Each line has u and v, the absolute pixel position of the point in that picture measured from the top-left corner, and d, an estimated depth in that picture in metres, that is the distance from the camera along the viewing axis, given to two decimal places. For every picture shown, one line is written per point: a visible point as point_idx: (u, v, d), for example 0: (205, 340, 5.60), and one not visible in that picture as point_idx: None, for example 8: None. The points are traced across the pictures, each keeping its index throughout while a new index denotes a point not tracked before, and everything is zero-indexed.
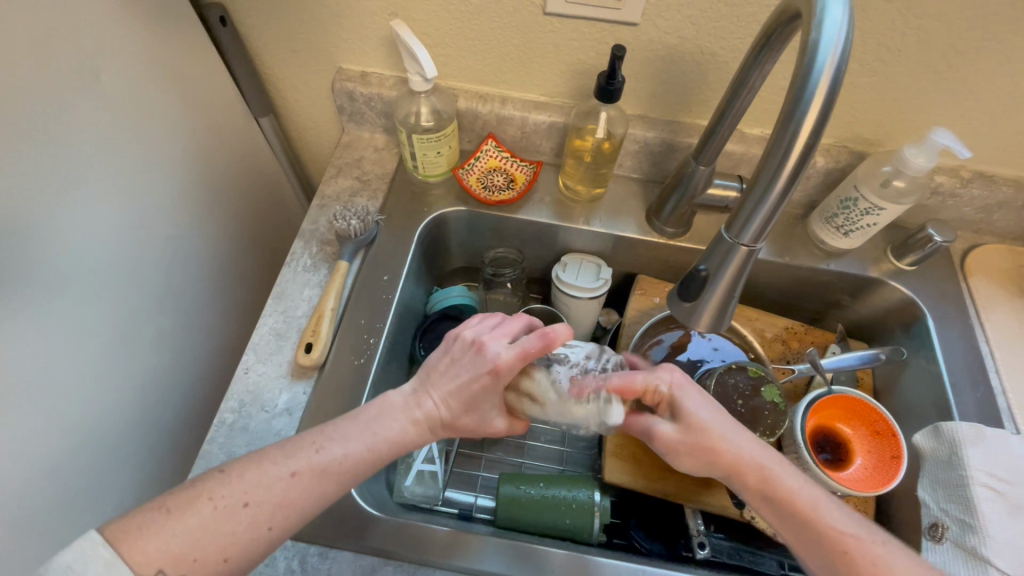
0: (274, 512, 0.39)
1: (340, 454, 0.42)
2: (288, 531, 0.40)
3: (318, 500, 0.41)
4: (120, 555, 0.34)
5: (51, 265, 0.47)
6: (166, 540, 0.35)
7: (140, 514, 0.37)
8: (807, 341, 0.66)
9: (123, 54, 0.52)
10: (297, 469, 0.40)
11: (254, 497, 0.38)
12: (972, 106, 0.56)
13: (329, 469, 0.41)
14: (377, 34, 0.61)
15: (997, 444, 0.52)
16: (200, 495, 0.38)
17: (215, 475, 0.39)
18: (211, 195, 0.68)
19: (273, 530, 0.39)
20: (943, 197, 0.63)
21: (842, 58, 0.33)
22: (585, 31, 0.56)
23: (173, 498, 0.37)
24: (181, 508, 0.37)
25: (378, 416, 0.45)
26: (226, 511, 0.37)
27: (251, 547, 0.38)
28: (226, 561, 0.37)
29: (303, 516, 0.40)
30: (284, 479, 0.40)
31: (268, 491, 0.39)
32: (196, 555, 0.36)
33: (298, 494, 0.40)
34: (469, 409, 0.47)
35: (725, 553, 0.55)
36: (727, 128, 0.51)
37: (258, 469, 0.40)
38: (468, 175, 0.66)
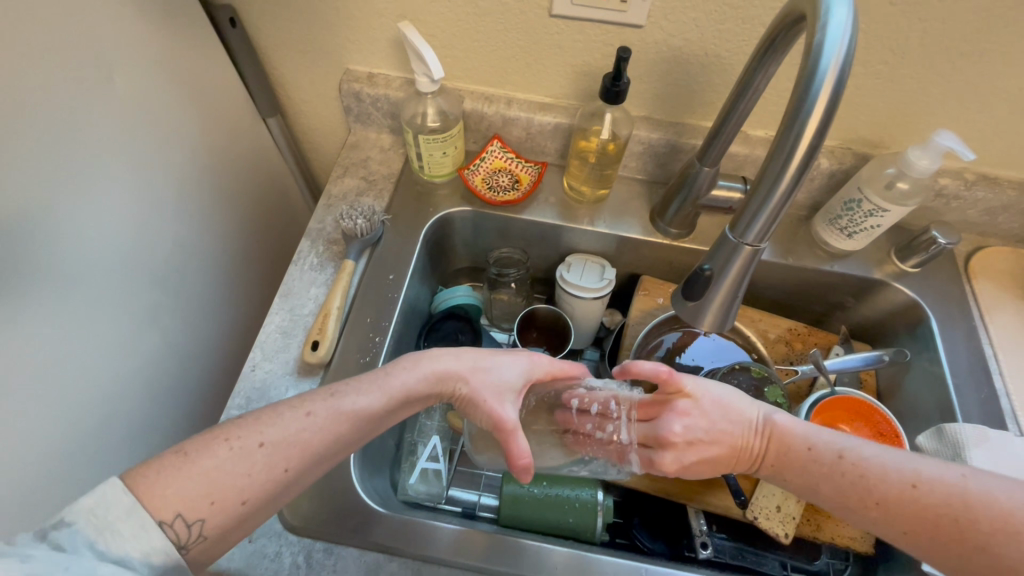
0: (289, 453, 0.39)
1: (354, 399, 0.43)
2: (303, 474, 0.40)
3: (333, 442, 0.41)
4: (142, 501, 0.34)
5: (62, 260, 0.47)
6: (183, 484, 0.36)
7: (156, 461, 0.37)
8: (811, 342, 0.66)
9: (134, 53, 0.53)
10: (313, 410, 0.41)
11: (269, 437, 0.39)
12: (976, 108, 0.56)
13: (343, 412, 0.42)
14: (384, 35, 0.62)
15: (1000, 446, 0.52)
16: (217, 438, 0.38)
17: (230, 422, 0.39)
18: (219, 193, 0.68)
19: (289, 471, 0.39)
20: (947, 199, 0.64)
21: (846, 60, 0.33)
22: (591, 32, 0.56)
23: (190, 443, 0.38)
24: (198, 451, 0.37)
25: (395, 364, 0.46)
26: (242, 452, 0.38)
27: (265, 490, 0.38)
28: (244, 503, 0.37)
29: (317, 459, 0.41)
30: (300, 419, 0.41)
31: (283, 431, 0.40)
32: (214, 496, 0.36)
33: (314, 434, 0.40)
34: (488, 369, 0.48)
35: (727, 554, 0.55)
36: (731, 130, 0.51)
37: (274, 413, 0.41)
38: (474, 175, 0.68)
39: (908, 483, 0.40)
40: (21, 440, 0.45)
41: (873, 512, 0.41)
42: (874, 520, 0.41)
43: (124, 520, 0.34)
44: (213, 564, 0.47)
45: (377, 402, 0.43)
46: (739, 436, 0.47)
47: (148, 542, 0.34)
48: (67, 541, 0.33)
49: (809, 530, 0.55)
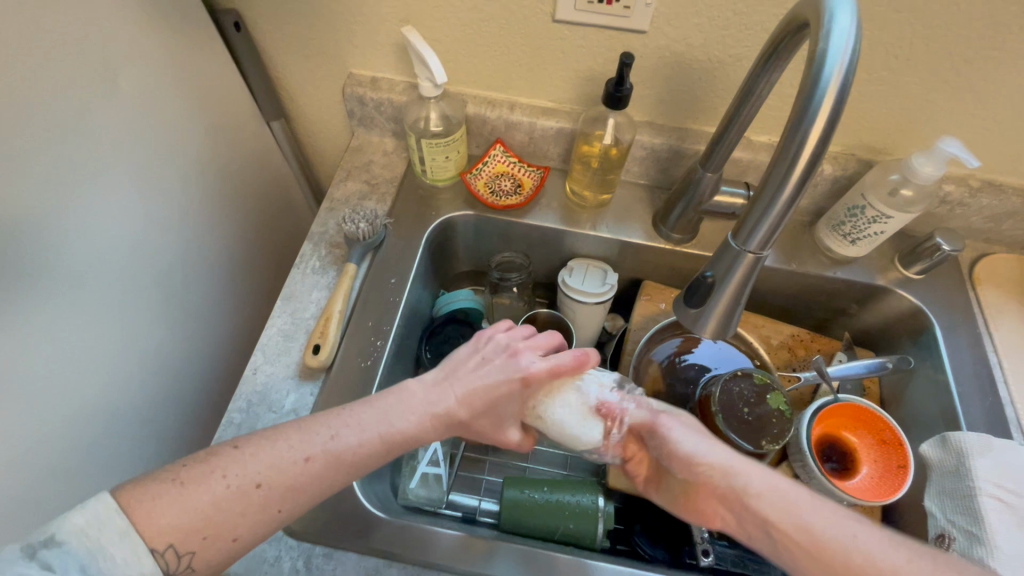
0: (285, 496, 0.39)
1: (353, 444, 0.42)
2: (297, 513, 0.40)
3: (329, 486, 0.41)
4: (135, 525, 0.34)
5: (63, 263, 0.47)
6: (177, 516, 0.35)
7: (151, 484, 0.37)
8: (813, 349, 0.66)
9: (137, 57, 0.53)
10: (311, 455, 0.40)
11: (266, 479, 0.39)
12: (980, 115, 0.56)
13: (341, 457, 0.41)
14: (388, 40, 0.62)
15: (1006, 455, 0.52)
16: (213, 470, 0.38)
17: (227, 452, 0.39)
18: (221, 196, 0.69)
19: (283, 512, 0.39)
20: (952, 206, 0.63)
21: (849, 68, 0.33)
22: (594, 37, 0.57)
23: (186, 471, 0.38)
24: (195, 483, 0.37)
25: (396, 408, 0.45)
26: (238, 490, 0.38)
27: (261, 527, 0.38)
28: (236, 540, 0.37)
29: (314, 500, 0.41)
30: (297, 464, 0.40)
31: (279, 474, 0.39)
32: (207, 532, 0.36)
33: (310, 479, 0.40)
34: (488, 412, 0.49)
35: (729, 561, 0.55)
36: (734, 136, 0.51)
37: (272, 449, 0.40)
38: (476, 179, 0.67)
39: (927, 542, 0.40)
40: (20, 442, 0.45)
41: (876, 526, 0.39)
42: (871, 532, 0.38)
43: (117, 543, 0.34)
44: None
45: (375, 447, 0.43)
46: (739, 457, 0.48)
47: (140, 567, 0.34)
48: (56, 561, 0.32)
49: None
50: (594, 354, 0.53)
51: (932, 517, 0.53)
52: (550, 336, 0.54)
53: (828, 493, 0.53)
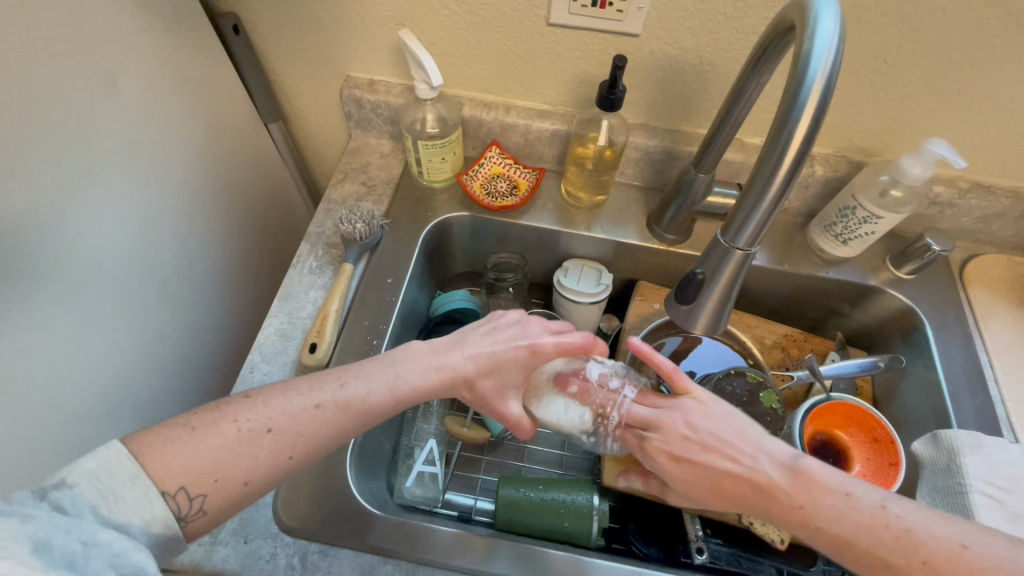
0: (295, 442, 0.40)
1: (361, 393, 0.43)
2: (305, 462, 0.41)
3: (338, 434, 0.42)
4: (145, 469, 0.35)
5: (64, 262, 0.48)
6: (189, 458, 0.36)
7: (163, 429, 0.37)
8: (807, 348, 0.67)
9: (137, 59, 0.53)
10: (321, 402, 0.42)
11: (277, 424, 0.40)
12: (968, 117, 0.57)
13: (351, 405, 0.43)
14: (385, 43, 0.63)
15: (994, 452, 0.52)
16: (224, 417, 0.39)
17: (239, 401, 0.40)
18: (220, 198, 0.69)
19: (293, 459, 0.40)
20: (942, 207, 0.64)
21: (833, 68, 0.34)
22: (587, 41, 0.57)
23: (197, 417, 0.38)
24: (205, 427, 0.38)
25: (404, 360, 0.47)
26: (249, 434, 0.39)
27: (270, 473, 0.39)
28: (246, 484, 0.38)
29: (322, 448, 0.41)
30: (308, 410, 0.41)
31: (290, 420, 0.40)
32: (219, 475, 0.37)
33: (321, 425, 0.41)
34: (493, 373, 0.49)
35: (723, 560, 0.55)
36: (725, 138, 0.52)
37: (283, 398, 0.41)
38: (472, 181, 0.68)
39: (879, 502, 0.41)
40: (23, 437, 0.45)
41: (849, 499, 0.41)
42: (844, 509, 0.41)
43: (127, 487, 0.34)
44: (208, 565, 0.47)
45: (385, 398, 0.44)
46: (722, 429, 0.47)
47: (150, 511, 0.34)
48: (68, 503, 0.32)
49: None
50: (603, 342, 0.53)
51: None
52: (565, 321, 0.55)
53: None
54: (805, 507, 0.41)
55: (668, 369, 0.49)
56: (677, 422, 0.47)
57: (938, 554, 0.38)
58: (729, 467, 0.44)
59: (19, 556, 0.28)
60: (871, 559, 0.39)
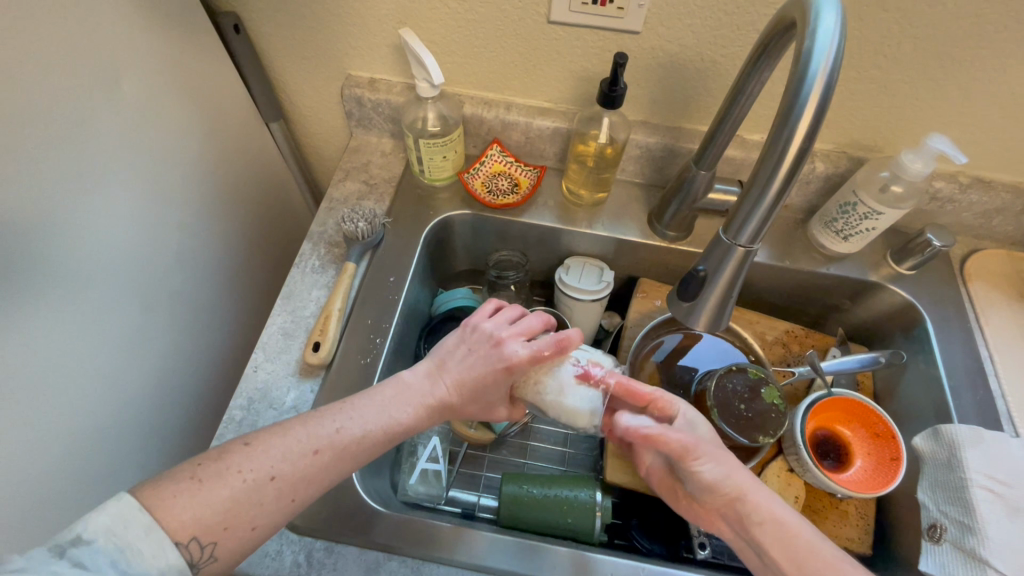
0: (298, 486, 0.40)
1: (357, 434, 0.43)
2: (307, 503, 0.41)
3: (337, 475, 0.43)
4: (158, 521, 0.35)
5: (71, 263, 0.48)
6: (200, 510, 0.36)
7: (170, 482, 0.37)
8: (808, 344, 0.67)
9: (137, 58, 0.53)
10: (319, 447, 0.42)
11: (280, 472, 0.40)
12: (970, 113, 0.57)
13: (348, 447, 0.43)
14: (386, 41, 0.63)
15: (995, 447, 0.52)
16: (229, 468, 0.39)
17: (239, 449, 0.40)
18: (222, 198, 0.69)
19: (296, 501, 0.40)
20: (943, 202, 0.64)
21: (835, 64, 0.34)
22: (588, 38, 0.57)
23: (203, 468, 0.38)
24: (212, 479, 0.38)
25: (392, 400, 0.46)
26: (254, 484, 0.39)
27: (277, 518, 0.39)
28: (254, 529, 0.39)
29: (322, 490, 0.42)
30: (307, 456, 0.41)
31: (292, 465, 0.40)
32: (228, 524, 0.37)
33: (321, 470, 0.41)
34: (477, 397, 0.50)
35: (726, 554, 0.55)
36: (726, 134, 0.52)
37: (282, 444, 0.41)
38: (473, 179, 0.68)
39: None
40: (35, 439, 0.46)
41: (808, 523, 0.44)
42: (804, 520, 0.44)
43: (141, 538, 0.34)
44: None
45: (378, 436, 0.44)
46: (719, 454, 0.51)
47: (165, 559, 0.34)
48: (87, 558, 0.33)
49: None
50: (575, 333, 0.50)
51: (925, 509, 0.54)
52: (536, 318, 0.53)
53: (823, 485, 0.55)
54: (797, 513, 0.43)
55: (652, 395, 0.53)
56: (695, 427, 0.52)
57: None
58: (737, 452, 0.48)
59: None
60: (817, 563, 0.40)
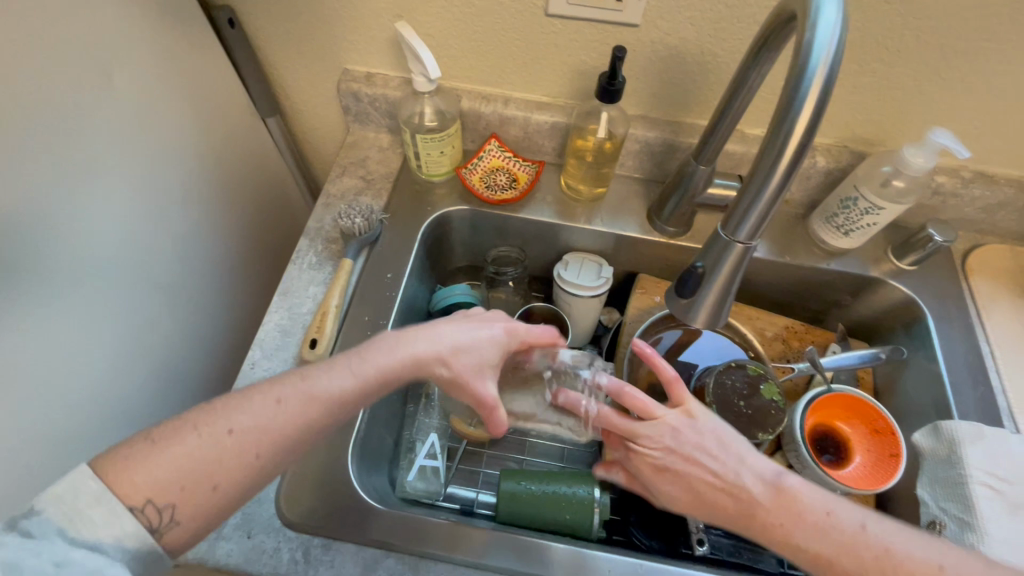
0: (262, 440, 0.38)
1: (326, 382, 0.41)
2: (273, 462, 0.39)
3: (306, 428, 0.40)
4: (110, 487, 0.34)
5: (65, 260, 0.48)
6: (152, 468, 0.35)
7: (124, 448, 0.36)
8: (807, 340, 0.66)
9: (130, 52, 0.53)
10: (284, 396, 0.40)
11: (239, 425, 0.38)
12: (973, 106, 0.56)
13: (316, 395, 0.41)
14: (382, 35, 0.62)
15: (997, 444, 0.52)
16: (185, 425, 0.37)
17: (199, 410, 0.38)
18: (217, 193, 0.69)
19: (260, 458, 0.38)
20: (945, 197, 0.64)
21: (835, 58, 0.33)
22: (586, 32, 0.57)
23: (158, 430, 0.37)
24: (166, 439, 0.36)
25: (372, 346, 0.45)
26: (212, 438, 0.37)
27: (240, 474, 0.37)
28: (215, 488, 0.37)
29: (290, 447, 0.39)
30: (271, 405, 0.39)
31: (253, 418, 0.38)
32: (185, 482, 0.35)
33: (286, 419, 0.39)
34: (468, 350, 0.47)
35: (725, 551, 0.55)
36: (726, 128, 0.52)
37: (243, 398, 0.39)
38: (471, 174, 0.68)
39: (861, 521, 0.41)
40: (28, 435, 0.46)
41: (812, 520, 0.41)
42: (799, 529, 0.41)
43: (93, 506, 0.33)
44: (212, 560, 0.48)
45: (353, 382, 0.42)
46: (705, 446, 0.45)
47: (119, 525, 0.34)
48: (37, 528, 0.32)
49: None
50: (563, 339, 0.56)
51: (924, 506, 0.53)
52: None
53: (822, 483, 0.54)
54: (783, 527, 0.41)
55: (669, 376, 0.49)
56: (665, 434, 0.46)
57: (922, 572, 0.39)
58: (704, 476, 0.44)
59: None
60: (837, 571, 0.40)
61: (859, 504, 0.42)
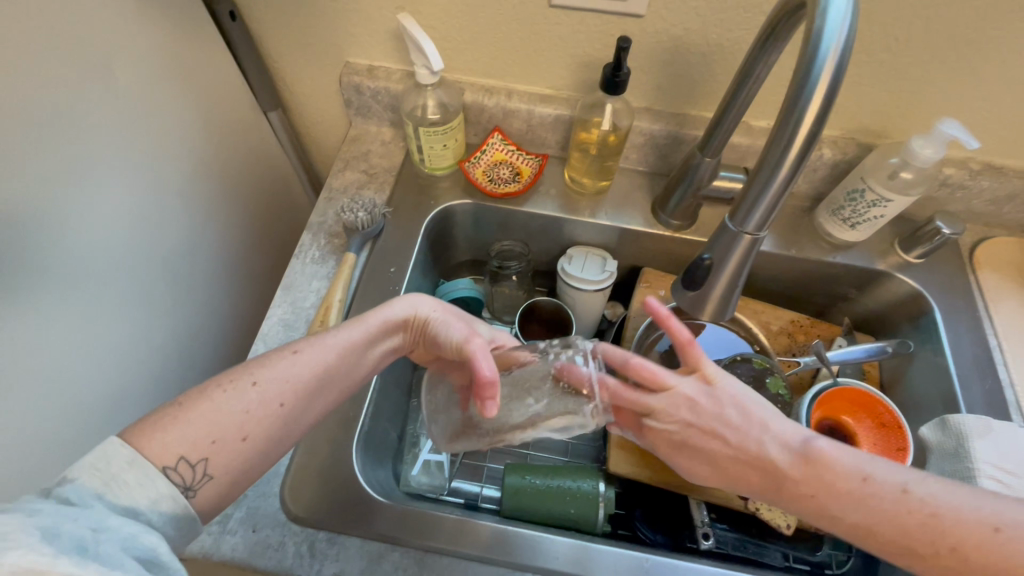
0: (284, 390, 0.41)
1: (335, 335, 0.46)
2: (297, 410, 0.42)
3: (324, 375, 0.44)
4: (140, 451, 0.35)
5: (69, 254, 0.48)
6: (182, 427, 0.37)
7: (149, 416, 0.37)
8: (813, 334, 0.66)
9: (132, 44, 0.52)
10: (298, 348, 0.44)
11: (261, 377, 0.41)
12: (982, 97, 0.55)
13: (328, 343, 0.45)
14: (385, 27, 0.62)
15: (1005, 437, 0.52)
16: (210, 386, 0.39)
17: (222, 371, 0.41)
18: (219, 187, 0.69)
19: (285, 406, 0.41)
20: (953, 189, 0.63)
21: (846, 45, 0.33)
22: (591, 23, 0.56)
23: (183, 395, 0.39)
24: (192, 401, 0.38)
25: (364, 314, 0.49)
26: (236, 392, 0.39)
27: (266, 424, 0.40)
28: (245, 439, 0.39)
29: (311, 392, 0.43)
30: (288, 357, 0.43)
31: (274, 373, 0.41)
32: (215, 436, 0.37)
33: (305, 366, 0.43)
34: (458, 313, 0.52)
35: (730, 545, 0.56)
36: (732, 120, 0.51)
37: (262, 357, 0.42)
38: (474, 167, 0.67)
39: (902, 484, 0.38)
40: (32, 428, 0.46)
41: (847, 490, 0.39)
42: (832, 501, 0.39)
43: (127, 471, 0.34)
44: (217, 554, 0.48)
45: (360, 332, 0.47)
46: (722, 418, 0.42)
47: (154, 487, 0.34)
48: (73, 496, 0.32)
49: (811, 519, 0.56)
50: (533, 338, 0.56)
51: None
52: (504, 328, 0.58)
53: None
54: (816, 498, 0.39)
55: (683, 341, 0.43)
56: (679, 406, 0.44)
57: (973, 540, 0.36)
58: (722, 448, 0.43)
59: (29, 542, 0.27)
60: (879, 540, 0.38)
61: (902, 465, 0.39)
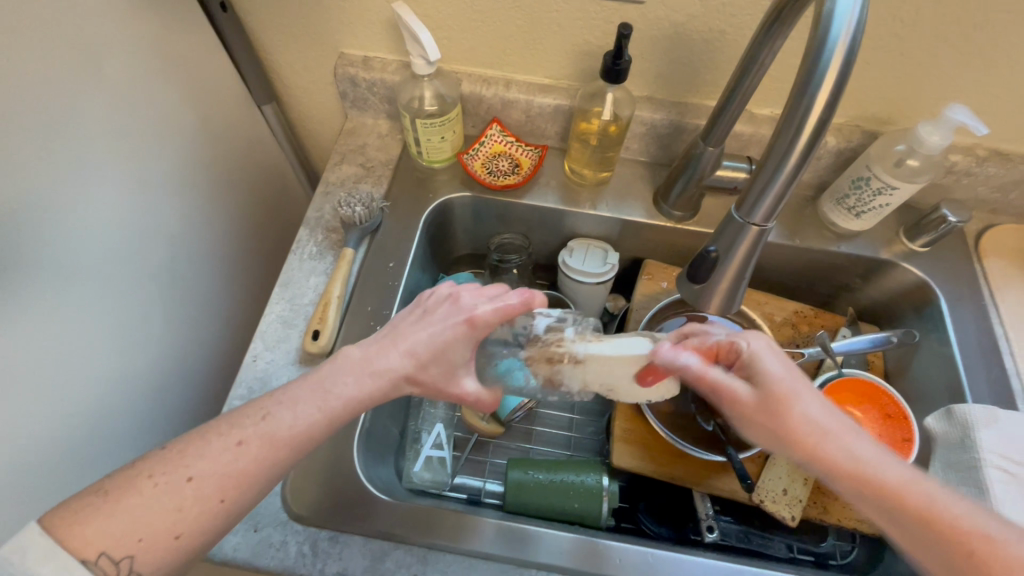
0: (224, 484, 0.35)
1: (286, 421, 0.38)
2: (244, 503, 0.37)
3: (273, 468, 0.37)
4: (60, 543, 0.32)
5: (60, 255, 0.47)
6: (106, 522, 0.33)
7: (78, 498, 0.34)
8: (817, 325, 0.65)
9: (121, 38, 0.51)
10: (242, 439, 0.37)
11: (197, 470, 0.35)
12: (990, 81, 0.54)
13: (276, 435, 0.37)
14: (379, 17, 0.60)
15: (1011, 427, 0.51)
16: (140, 474, 0.35)
17: (155, 455, 0.36)
18: (214, 183, 0.68)
19: (225, 502, 0.36)
20: (959, 176, 0.62)
21: (857, 27, 0.32)
22: (590, 10, 0.55)
23: (112, 479, 0.35)
24: (120, 490, 0.34)
25: (333, 375, 0.40)
26: (168, 488, 0.34)
27: (205, 522, 0.35)
28: (178, 537, 0.34)
29: (260, 486, 0.37)
30: (230, 450, 0.36)
31: (212, 464, 0.36)
32: (142, 534, 0.33)
33: (246, 462, 0.36)
34: (435, 360, 0.42)
35: (734, 536, 0.56)
36: (736, 107, 0.50)
37: (201, 442, 0.36)
38: (473, 160, 0.66)
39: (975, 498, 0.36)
40: (24, 431, 0.45)
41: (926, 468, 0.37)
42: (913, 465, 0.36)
43: (40, 564, 0.31)
44: (219, 554, 0.47)
45: (314, 421, 0.38)
46: None
47: None
48: None
49: (815, 512, 0.55)
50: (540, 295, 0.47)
51: None
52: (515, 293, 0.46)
53: None
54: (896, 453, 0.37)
55: None
56: None
57: None
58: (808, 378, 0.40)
59: None
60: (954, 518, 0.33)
61: None
